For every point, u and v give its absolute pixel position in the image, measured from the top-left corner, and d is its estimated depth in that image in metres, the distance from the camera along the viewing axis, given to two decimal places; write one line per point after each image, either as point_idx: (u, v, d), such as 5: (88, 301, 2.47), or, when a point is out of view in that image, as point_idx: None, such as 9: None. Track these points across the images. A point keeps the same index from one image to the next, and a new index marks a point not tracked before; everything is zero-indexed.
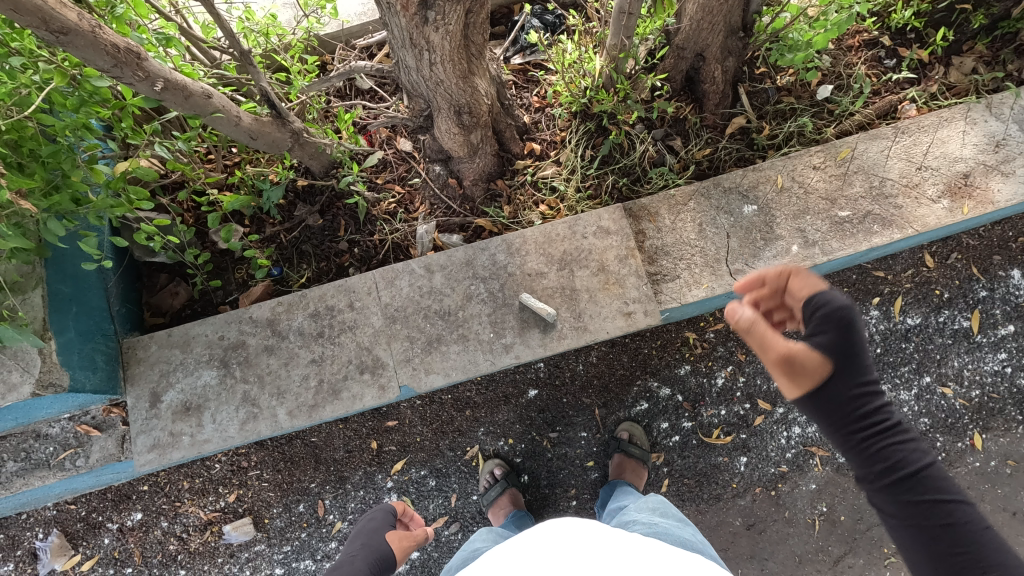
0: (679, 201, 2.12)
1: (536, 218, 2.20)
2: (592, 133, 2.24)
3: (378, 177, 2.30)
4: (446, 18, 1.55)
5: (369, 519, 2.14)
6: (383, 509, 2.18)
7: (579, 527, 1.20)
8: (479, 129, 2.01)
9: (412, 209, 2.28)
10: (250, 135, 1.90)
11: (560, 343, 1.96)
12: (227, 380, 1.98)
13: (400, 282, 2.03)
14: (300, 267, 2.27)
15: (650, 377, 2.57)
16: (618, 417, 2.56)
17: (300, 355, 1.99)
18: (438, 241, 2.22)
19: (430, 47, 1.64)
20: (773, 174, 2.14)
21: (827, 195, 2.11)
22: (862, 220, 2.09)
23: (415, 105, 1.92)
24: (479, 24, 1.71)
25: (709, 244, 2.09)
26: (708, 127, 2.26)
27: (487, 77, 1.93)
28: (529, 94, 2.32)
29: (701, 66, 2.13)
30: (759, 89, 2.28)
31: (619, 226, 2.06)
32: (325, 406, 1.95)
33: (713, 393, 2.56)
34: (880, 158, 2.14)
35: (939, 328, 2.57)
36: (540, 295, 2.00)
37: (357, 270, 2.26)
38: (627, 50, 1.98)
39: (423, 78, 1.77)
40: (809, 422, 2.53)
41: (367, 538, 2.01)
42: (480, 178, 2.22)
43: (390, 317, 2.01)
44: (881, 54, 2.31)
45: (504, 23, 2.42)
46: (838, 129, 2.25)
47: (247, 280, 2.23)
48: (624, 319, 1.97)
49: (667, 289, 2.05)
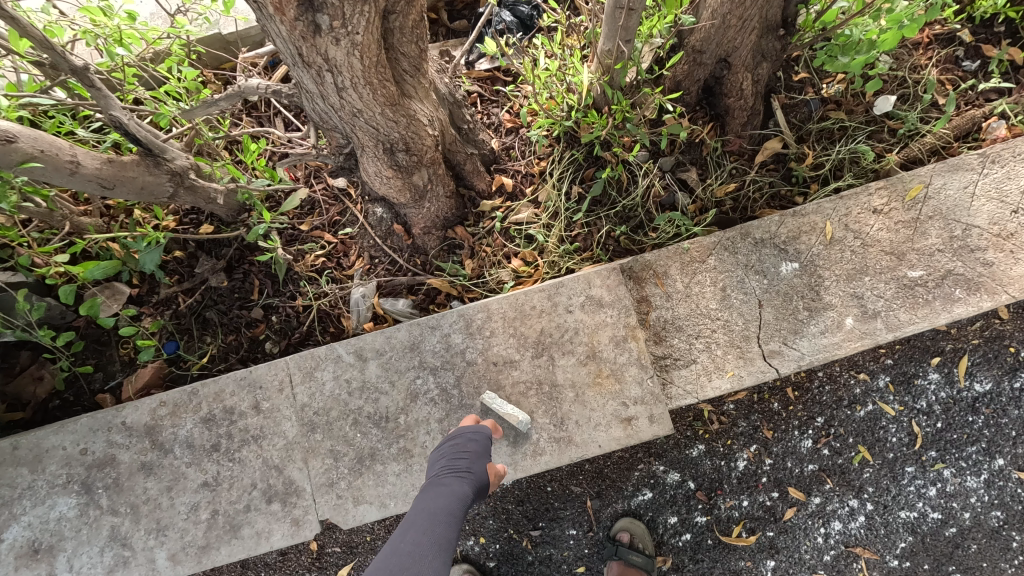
0: (695, 257, 1.59)
1: (507, 278, 1.68)
2: (580, 163, 1.70)
3: (302, 222, 1.77)
4: (348, 24, 1.01)
5: (459, 437, 1.37)
6: (477, 431, 1.38)
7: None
8: (425, 169, 1.47)
9: (346, 265, 1.75)
10: (103, 184, 1.36)
11: (534, 461, 1.47)
12: (90, 511, 1.48)
13: (322, 374, 1.52)
14: (201, 341, 1.74)
15: (655, 460, 2.07)
16: (614, 510, 2.06)
17: (188, 477, 1.49)
18: (379, 308, 1.69)
19: (331, 66, 1.10)
20: (820, 220, 1.61)
21: (892, 249, 1.58)
22: (939, 283, 1.57)
23: (331, 139, 1.38)
24: (409, 28, 1.17)
25: (735, 317, 1.57)
26: (732, 154, 1.72)
27: (432, 99, 1.39)
28: (498, 109, 1.78)
29: (725, 75, 1.59)
30: (799, 103, 1.74)
31: (615, 296, 1.54)
32: (219, 549, 1.45)
33: (733, 479, 2.06)
34: (962, 198, 1.60)
35: (1015, 397, 2.05)
36: (509, 393, 1.50)
37: (275, 345, 1.73)
38: (625, 58, 1.44)
39: (332, 107, 1.23)
40: (853, 516, 2.04)
41: (466, 449, 1.35)
42: (433, 226, 1.68)
43: (308, 423, 1.50)
44: (958, 53, 1.76)
45: (465, 15, 1.86)
46: (902, 154, 1.70)
47: (132, 359, 1.71)
48: (622, 427, 1.47)
49: (678, 379, 1.54)
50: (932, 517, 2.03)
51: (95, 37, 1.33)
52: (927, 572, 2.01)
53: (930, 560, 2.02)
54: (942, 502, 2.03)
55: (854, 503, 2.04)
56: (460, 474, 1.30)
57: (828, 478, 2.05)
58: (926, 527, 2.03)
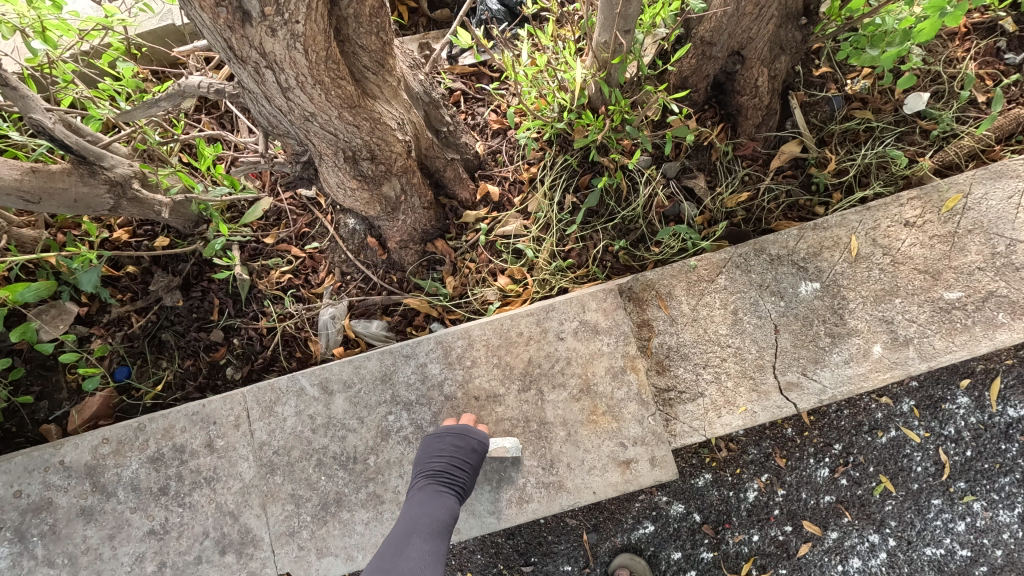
0: (703, 276, 1.42)
1: (492, 298, 1.51)
2: (574, 169, 1.53)
3: (267, 235, 1.60)
4: (286, 10, 0.84)
5: (461, 436, 1.25)
6: (482, 439, 1.26)
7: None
8: (396, 178, 1.30)
9: (315, 282, 1.58)
10: (25, 198, 1.20)
11: (520, 508, 1.30)
12: (23, 562, 1.32)
13: (283, 408, 1.36)
14: (156, 367, 1.58)
15: (657, 491, 1.91)
16: (613, 545, 1.89)
17: (133, 524, 1.33)
18: (350, 331, 1.53)
19: (271, 61, 0.93)
20: (844, 234, 1.43)
21: (926, 267, 1.40)
22: (979, 306, 1.39)
23: (286, 146, 1.21)
24: (368, 16, 0.99)
25: (748, 345, 1.39)
26: (744, 158, 1.54)
27: (402, 99, 1.22)
28: (483, 108, 1.61)
29: (738, 70, 1.41)
30: (820, 100, 1.55)
31: (612, 321, 1.37)
32: None
33: (742, 511, 1.89)
34: (1006, 209, 1.42)
35: None
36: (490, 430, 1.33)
37: (237, 371, 1.57)
38: (623, 52, 1.26)
39: (281, 109, 1.06)
40: (873, 553, 1.87)
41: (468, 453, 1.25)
42: (410, 239, 1.51)
43: (267, 464, 1.34)
44: (1000, 44, 1.57)
45: (448, 3, 1.68)
46: (937, 158, 1.52)
47: (79, 387, 1.55)
48: (619, 470, 1.31)
49: (684, 415, 1.36)
50: (961, 555, 1.85)
51: (9, 28, 1.16)
52: None
53: None
54: (972, 538, 1.86)
55: (875, 538, 1.87)
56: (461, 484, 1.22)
57: (846, 510, 1.88)
58: (953, 565, 1.85)
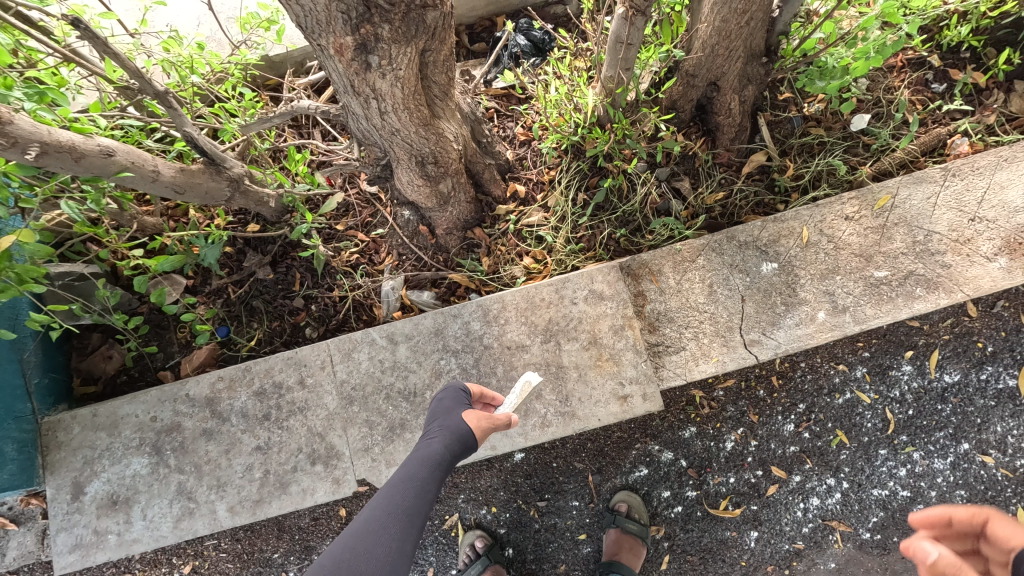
0: (686, 257, 1.81)
1: (519, 274, 1.90)
2: (585, 173, 1.92)
3: (338, 222, 1.99)
4: (394, 62, 1.24)
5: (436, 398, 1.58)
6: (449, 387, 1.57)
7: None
8: (450, 178, 1.69)
9: (377, 261, 1.97)
10: (176, 189, 1.60)
11: (542, 431, 1.70)
12: (159, 469, 1.72)
13: (359, 354, 1.75)
14: (249, 327, 1.97)
15: (650, 441, 2.29)
16: (614, 485, 2.27)
17: (244, 442, 1.73)
18: (406, 299, 1.93)
19: (377, 95, 1.32)
20: (798, 225, 1.82)
21: (861, 251, 1.79)
22: (902, 282, 1.77)
23: (370, 153, 1.61)
24: (441, 61, 1.38)
25: (721, 310, 1.78)
26: (722, 165, 1.93)
27: (457, 118, 1.61)
28: (512, 123, 2.00)
29: (715, 96, 1.80)
30: (783, 120, 1.94)
31: (614, 290, 1.76)
32: (271, 503, 1.69)
33: (722, 458, 2.27)
34: (925, 207, 1.81)
35: (981, 388, 2.26)
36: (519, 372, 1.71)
37: (314, 331, 1.96)
38: (625, 83, 1.66)
39: (374, 127, 1.46)
40: (829, 493, 2.25)
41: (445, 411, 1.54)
42: (455, 227, 1.90)
43: (347, 397, 1.73)
44: (928, 76, 1.95)
45: (484, 38, 2.08)
46: (875, 167, 1.91)
47: (189, 341, 1.95)
48: (618, 403, 1.70)
49: (670, 363, 1.76)
50: (902, 495, 2.23)
51: (171, 63, 1.55)
52: (896, 544, 2.22)
53: (899, 533, 2.22)
54: (911, 481, 2.24)
55: (831, 480, 2.25)
56: (435, 427, 1.47)
57: (807, 458, 2.27)
58: (896, 503, 2.23)
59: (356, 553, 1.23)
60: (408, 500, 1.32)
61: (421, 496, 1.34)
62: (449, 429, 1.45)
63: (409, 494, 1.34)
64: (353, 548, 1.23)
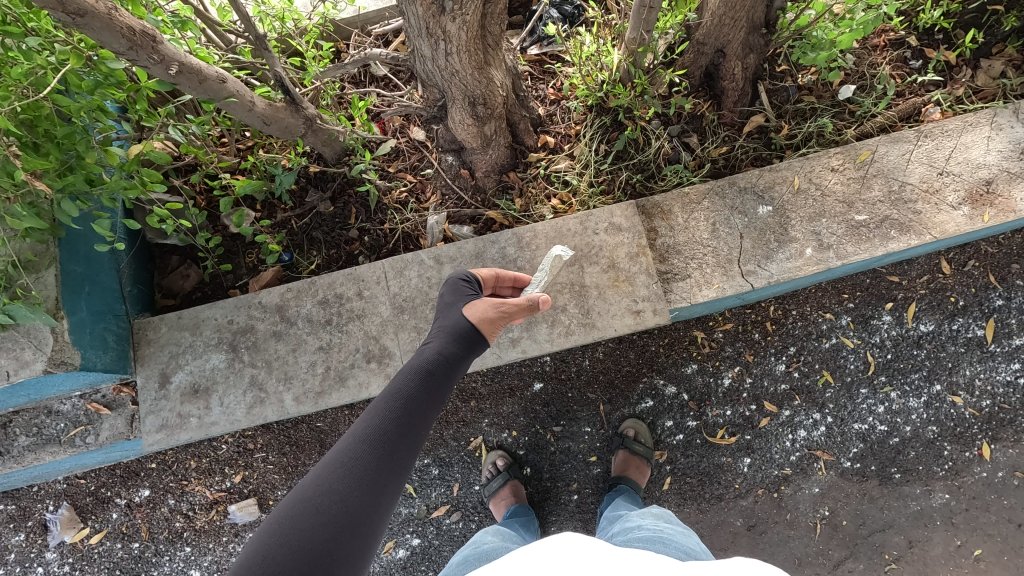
0: (693, 199, 2.11)
1: (548, 213, 2.20)
2: (607, 127, 2.23)
3: (390, 165, 2.27)
4: (464, 8, 1.50)
5: (438, 298, 1.77)
6: (448, 290, 1.76)
7: (582, 544, 1.31)
8: (493, 121, 1.98)
9: (423, 199, 2.26)
10: (264, 121, 1.82)
11: (567, 339, 2.04)
12: (235, 363, 2.04)
13: (409, 272, 2.07)
14: (310, 253, 2.25)
15: (656, 375, 2.45)
16: (622, 414, 2.45)
17: (309, 342, 2.05)
18: (448, 232, 2.22)
19: (446, 37, 1.59)
20: (790, 175, 2.11)
21: (844, 198, 2.08)
22: (879, 224, 2.06)
23: (429, 94, 1.91)
24: (497, 13, 1.68)
25: (722, 245, 2.06)
26: (725, 125, 2.23)
27: (503, 68, 1.90)
28: (545, 85, 2.32)
29: (721, 62, 2.08)
30: (779, 88, 2.22)
31: (631, 223, 2.09)
32: (331, 394, 2.01)
33: (719, 393, 2.43)
34: (900, 162, 2.10)
35: (952, 336, 2.38)
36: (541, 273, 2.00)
37: (367, 259, 2.24)
38: (646, 44, 1.94)
39: (438, 68, 1.73)
40: (815, 426, 2.39)
41: (437, 332, 1.63)
42: (492, 170, 2.19)
43: (398, 307, 2.05)
44: (907, 54, 2.24)
45: (522, 12, 2.42)
46: (859, 130, 2.20)
47: (256, 265, 2.23)
48: (632, 317, 2.02)
49: (677, 288, 2.05)
50: (880, 429, 2.38)
51: (267, 14, 1.86)
52: (874, 472, 2.37)
53: (877, 463, 2.37)
54: (889, 417, 2.38)
55: (817, 415, 2.39)
56: (429, 335, 1.61)
57: (797, 395, 2.41)
58: (875, 436, 2.38)
59: (328, 483, 1.23)
60: (385, 425, 1.35)
61: (400, 417, 1.38)
62: (441, 335, 1.59)
63: (387, 418, 1.36)
64: (324, 479, 1.24)
